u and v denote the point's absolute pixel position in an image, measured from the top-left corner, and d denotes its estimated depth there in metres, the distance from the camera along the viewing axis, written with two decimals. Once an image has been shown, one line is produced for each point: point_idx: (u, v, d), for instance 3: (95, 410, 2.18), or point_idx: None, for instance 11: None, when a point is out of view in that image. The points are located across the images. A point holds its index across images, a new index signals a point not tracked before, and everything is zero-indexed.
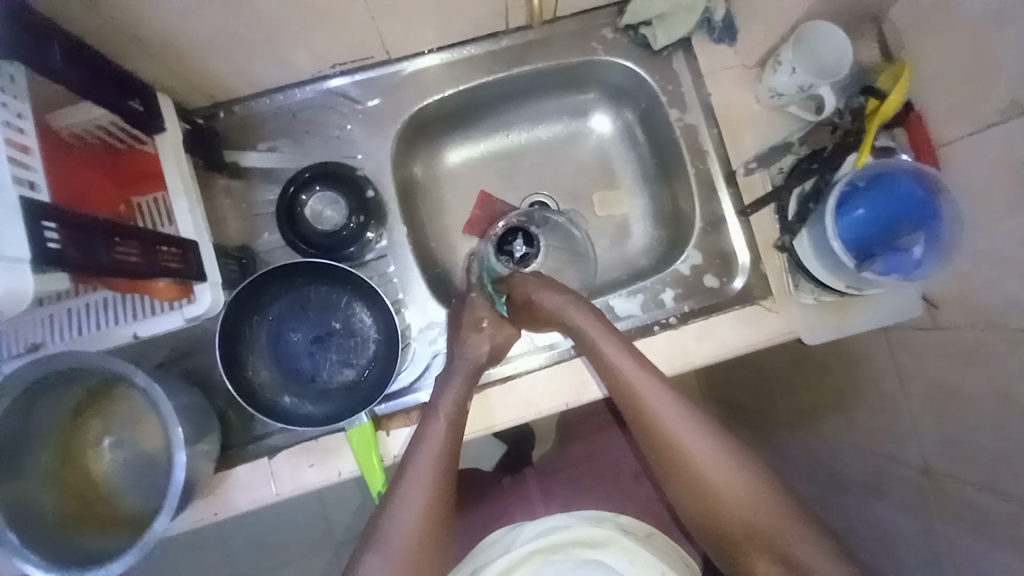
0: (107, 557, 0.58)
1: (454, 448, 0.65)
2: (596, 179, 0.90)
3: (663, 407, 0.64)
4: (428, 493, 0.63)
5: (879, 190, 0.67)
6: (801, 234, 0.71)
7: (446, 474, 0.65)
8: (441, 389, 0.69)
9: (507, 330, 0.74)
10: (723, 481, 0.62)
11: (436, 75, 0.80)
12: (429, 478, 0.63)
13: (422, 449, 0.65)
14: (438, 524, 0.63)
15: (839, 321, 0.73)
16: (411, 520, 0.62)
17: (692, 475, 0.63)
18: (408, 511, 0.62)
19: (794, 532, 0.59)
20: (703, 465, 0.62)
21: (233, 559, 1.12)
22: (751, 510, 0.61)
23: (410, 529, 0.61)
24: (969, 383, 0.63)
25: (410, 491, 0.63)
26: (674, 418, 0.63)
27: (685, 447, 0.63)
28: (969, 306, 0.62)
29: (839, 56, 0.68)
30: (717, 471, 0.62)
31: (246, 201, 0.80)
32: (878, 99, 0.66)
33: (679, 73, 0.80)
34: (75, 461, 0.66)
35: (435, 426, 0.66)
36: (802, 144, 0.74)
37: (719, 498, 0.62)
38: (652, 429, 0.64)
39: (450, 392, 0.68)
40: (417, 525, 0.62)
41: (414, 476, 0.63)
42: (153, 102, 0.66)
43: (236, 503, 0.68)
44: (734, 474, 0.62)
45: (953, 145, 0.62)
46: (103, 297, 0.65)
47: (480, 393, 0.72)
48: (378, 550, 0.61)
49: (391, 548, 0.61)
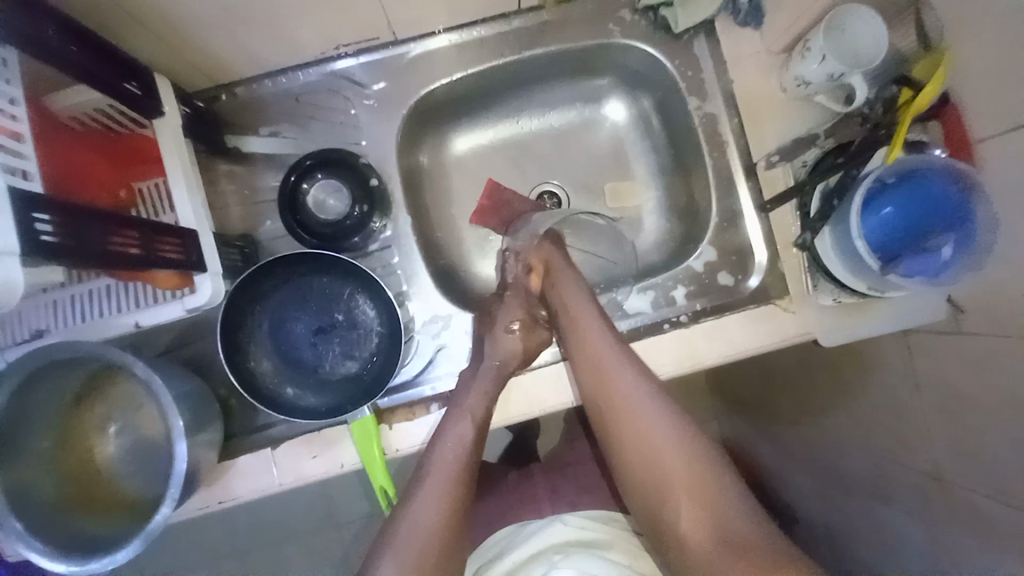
0: (111, 543, 0.58)
1: (476, 447, 0.65)
2: (608, 169, 0.87)
3: (617, 370, 0.64)
4: (447, 492, 0.62)
5: (906, 187, 0.63)
6: (824, 233, 0.67)
7: (467, 470, 0.64)
8: (466, 387, 0.68)
9: (537, 336, 0.73)
10: (664, 447, 0.60)
11: (444, 57, 0.77)
12: (449, 475, 0.63)
13: (444, 444, 0.64)
14: (454, 529, 0.61)
15: (861, 323, 0.70)
16: (425, 519, 0.60)
17: (625, 417, 0.63)
18: (420, 513, 0.60)
19: (718, 506, 0.56)
20: (647, 428, 0.61)
21: (239, 541, 1.14)
22: (686, 478, 0.58)
23: (423, 531, 0.59)
24: (989, 393, 0.60)
25: (427, 487, 0.62)
26: (625, 381, 0.63)
27: (631, 409, 0.62)
28: (997, 311, 0.58)
29: (874, 39, 0.63)
30: (659, 437, 0.60)
31: (249, 187, 0.78)
32: (913, 90, 0.62)
33: (700, 58, 0.76)
34: (77, 446, 0.66)
35: (460, 421, 0.66)
36: (828, 137, 0.70)
37: (644, 436, 0.61)
38: (589, 368, 0.65)
39: (475, 390, 0.67)
40: (432, 526, 0.60)
41: (433, 470, 0.63)
42: (150, 82, 0.64)
43: (238, 492, 0.68)
44: (676, 441, 0.60)
45: (987, 142, 0.58)
46: (105, 284, 0.64)
47: (511, 382, 0.70)
48: (391, 552, 0.58)
49: (402, 553, 0.58)
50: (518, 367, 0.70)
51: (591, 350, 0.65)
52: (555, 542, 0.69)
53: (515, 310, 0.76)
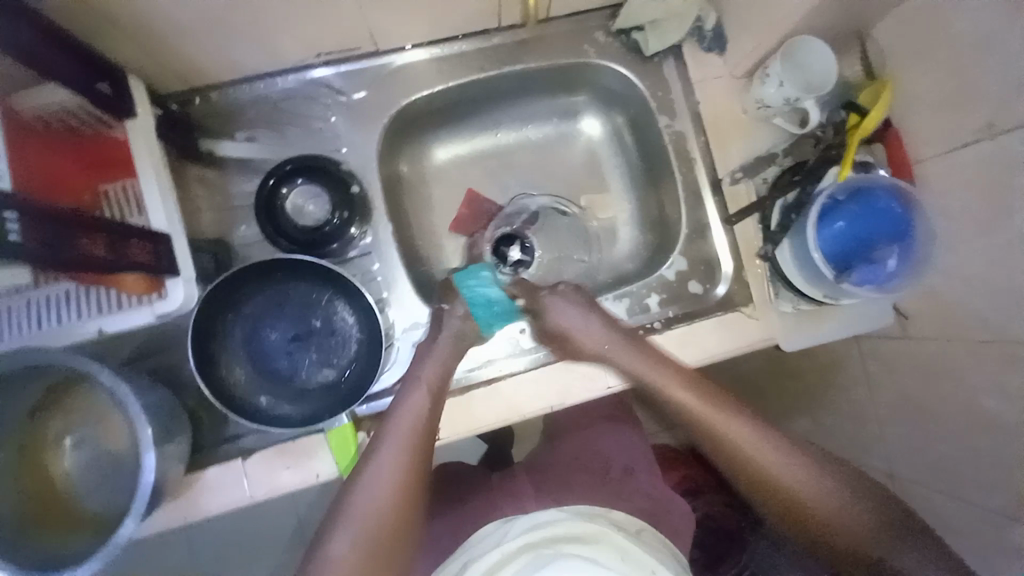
0: (72, 562, 0.54)
1: (433, 414, 0.63)
2: (584, 181, 0.90)
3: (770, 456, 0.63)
4: (402, 478, 0.60)
5: (856, 203, 0.68)
6: (784, 244, 0.72)
7: (425, 435, 0.62)
8: (407, 391, 0.64)
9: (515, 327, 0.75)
10: (851, 517, 0.59)
11: (425, 69, 0.78)
12: (405, 445, 0.61)
13: (400, 414, 0.63)
14: (411, 499, 0.60)
15: (820, 330, 0.74)
16: (380, 496, 0.59)
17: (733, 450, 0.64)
18: (375, 486, 0.59)
19: (897, 544, 0.57)
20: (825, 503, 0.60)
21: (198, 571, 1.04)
22: (886, 546, 0.57)
23: (379, 504, 0.58)
24: (943, 391, 0.68)
25: (385, 454, 0.60)
26: (731, 425, 0.65)
27: (775, 471, 0.62)
28: (946, 319, 0.66)
29: (827, 69, 0.69)
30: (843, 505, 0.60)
31: (222, 192, 0.77)
32: (859, 115, 0.68)
33: (669, 79, 0.81)
34: (28, 462, 0.62)
35: (416, 391, 0.64)
36: (787, 155, 0.76)
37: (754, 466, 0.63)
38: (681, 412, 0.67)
39: (435, 396, 0.64)
40: (384, 502, 0.59)
41: (385, 456, 0.60)
42: (124, 86, 0.63)
43: (206, 507, 0.65)
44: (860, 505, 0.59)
45: (926, 162, 0.66)
46: (64, 289, 0.61)
47: (455, 398, 0.70)
48: (344, 529, 0.58)
49: (359, 524, 0.58)
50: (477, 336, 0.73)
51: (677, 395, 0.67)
52: (549, 534, 0.60)
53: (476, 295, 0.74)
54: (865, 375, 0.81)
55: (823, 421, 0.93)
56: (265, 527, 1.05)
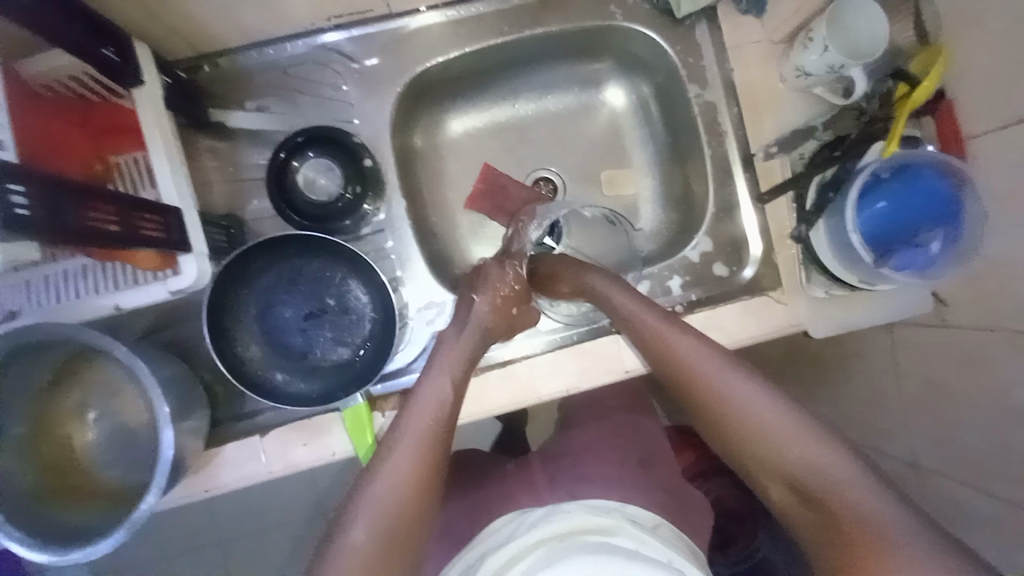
0: (95, 533, 0.56)
1: (455, 405, 0.61)
2: (607, 154, 0.85)
3: (719, 378, 0.56)
4: (417, 465, 0.56)
5: (902, 182, 0.64)
6: (818, 225, 0.68)
7: (447, 426, 0.60)
8: (428, 379, 0.62)
9: (527, 315, 0.72)
10: (798, 457, 0.49)
11: (440, 34, 0.74)
12: (426, 429, 0.58)
13: (422, 400, 0.61)
14: (427, 492, 0.56)
15: (849, 317, 0.71)
16: (398, 480, 0.55)
17: (719, 409, 0.55)
18: (392, 474, 0.55)
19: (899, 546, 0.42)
20: (773, 437, 0.51)
21: (221, 539, 1.08)
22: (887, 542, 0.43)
23: (397, 491, 0.54)
24: (973, 382, 0.65)
25: (403, 440, 0.57)
26: (725, 381, 0.56)
27: (765, 433, 0.52)
28: (986, 307, 0.62)
29: (874, 34, 0.64)
30: (793, 442, 0.50)
31: (233, 164, 0.75)
32: (910, 84, 0.63)
33: (702, 44, 0.75)
34: (50, 433, 0.63)
35: (439, 378, 0.62)
36: (826, 129, 0.71)
37: (739, 428, 0.53)
38: (673, 367, 0.59)
39: (446, 381, 0.62)
40: (403, 491, 0.54)
41: (404, 440, 0.57)
42: (128, 48, 0.59)
43: (225, 480, 0.67)
44: (813, 447, 0.49)
45: (978, 139, 0.61)
46: (80, 264, 0.61)
47: (476, 378, 0.69)
48: (361, 515, 0.53)
49: (373, 510, 0.53)
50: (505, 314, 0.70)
51: (673, 347, 0.60)
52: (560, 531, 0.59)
53: (496, 287, 0.70)
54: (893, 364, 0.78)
55: (847, 408, 0.90)
56: (284, 496, 1.08)
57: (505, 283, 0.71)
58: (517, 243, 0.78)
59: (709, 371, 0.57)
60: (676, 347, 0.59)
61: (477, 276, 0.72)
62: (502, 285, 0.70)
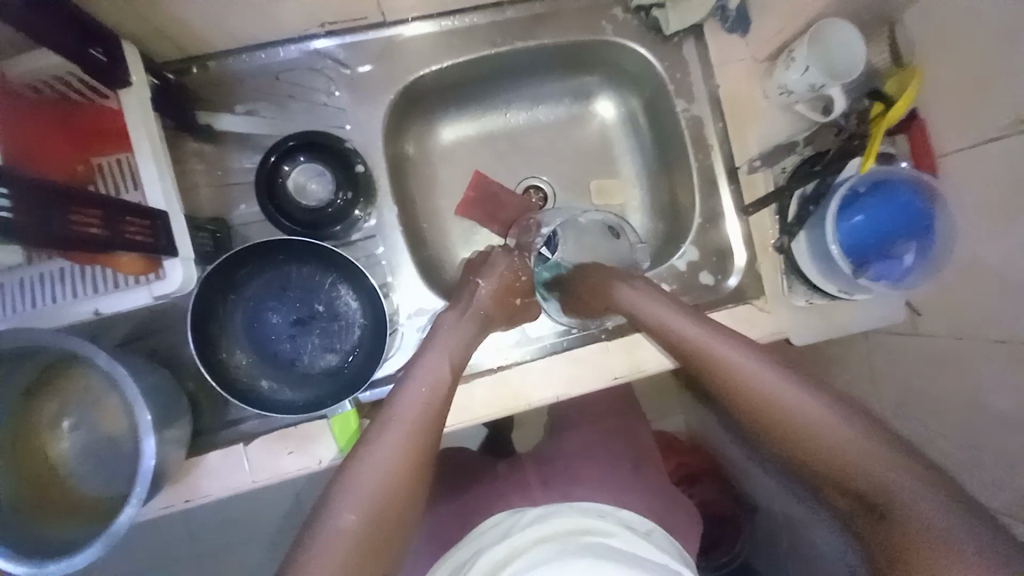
0: (70, 548, 0.54)
1: (449, 388, 0.61)
2: (596, 165, 0.87)
3: (785, 394, 0.52)
4: (409, 444, 0.55)
5: (878, 196, 0.67)
6: (800, 236, 0.70)
7: (437, 411, 0.59)
8: (423, 362, 0.62)
9: (528, 312, 0.73)
10: (857, 465, 0.47)
11: (433, 44, 0.75)
12: (417, 413, 0.57)
13: (414, 382, 0.60)
14: (417, 479, 0.55)
15: (828, 325, 0.73)
16: (388, 460, 0.54)
17: (755, 397, 0.54)
18: (383, 453, 0.54)
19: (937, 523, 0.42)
20: (814, 434, 0.49)
21: (197, 553, 1.05)
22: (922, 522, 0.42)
23: (386, 473, 0.53)
24: (941, 388, 0.68)
25: (394, 424, 0.56)
26: (761, 373, 0.54)
27: (803, 422, 0.50)
28: (955, 317, 0.65)
29: (851, 56, 0.67)
30: (830, 433, 0.49)
31: (220, 168, 0.74)
32: (884, 104, 0.66)
33: (689, 60, 0.77)
34: (26, 441, 0.61)
35: (436, 361, 0.62)
36: (807, 144, 0.73)
37: (775, 419, 0.52)
38: (697, 359, 0.59)
39: (439, 362, 0.62)
40: (395, 468, 0.54)
41: (396, 420, 0.57)
42: (117, 50, 0.58)
43: (207, 490, 0.65)
44: (851, 438, 0.48)
45: (949, 157, 0.64)
46: (59, 267, 0.59)
47: (464, 385, 0.69)
48: (348, 495, 0.52)
49: (360, 490, 0.52)
50: (501, 321, 0.71)
51: (701, 343, 0.59)
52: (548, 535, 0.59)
53: (502, 274, 0.72)
54: (869, 371, 0.79)
55: None
56: (264, 507, 1.05)
57: (514, 270, 0.73)
58: (529, 237, 0.79)
59: (743, 364, 0.55)
60: (705, 344, 0.58)
61: (482, 262, 0.74)
62: (510, 274, 0.72)
